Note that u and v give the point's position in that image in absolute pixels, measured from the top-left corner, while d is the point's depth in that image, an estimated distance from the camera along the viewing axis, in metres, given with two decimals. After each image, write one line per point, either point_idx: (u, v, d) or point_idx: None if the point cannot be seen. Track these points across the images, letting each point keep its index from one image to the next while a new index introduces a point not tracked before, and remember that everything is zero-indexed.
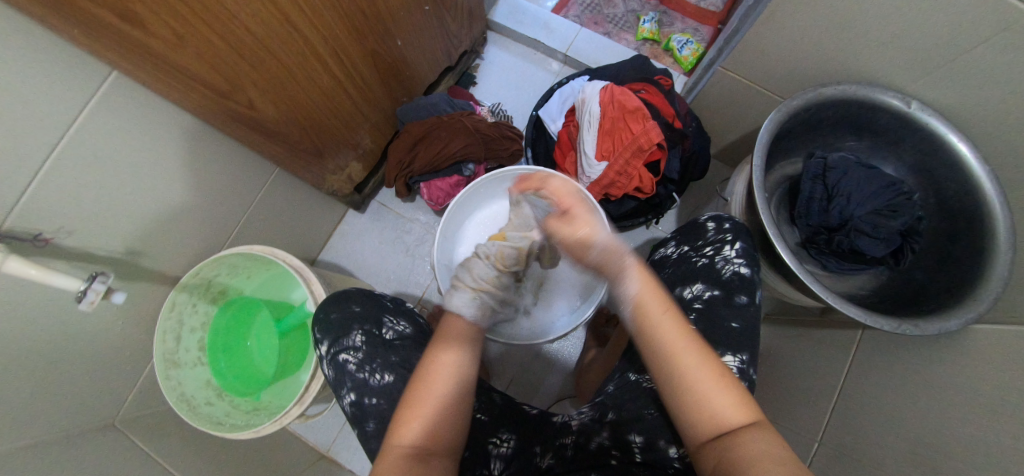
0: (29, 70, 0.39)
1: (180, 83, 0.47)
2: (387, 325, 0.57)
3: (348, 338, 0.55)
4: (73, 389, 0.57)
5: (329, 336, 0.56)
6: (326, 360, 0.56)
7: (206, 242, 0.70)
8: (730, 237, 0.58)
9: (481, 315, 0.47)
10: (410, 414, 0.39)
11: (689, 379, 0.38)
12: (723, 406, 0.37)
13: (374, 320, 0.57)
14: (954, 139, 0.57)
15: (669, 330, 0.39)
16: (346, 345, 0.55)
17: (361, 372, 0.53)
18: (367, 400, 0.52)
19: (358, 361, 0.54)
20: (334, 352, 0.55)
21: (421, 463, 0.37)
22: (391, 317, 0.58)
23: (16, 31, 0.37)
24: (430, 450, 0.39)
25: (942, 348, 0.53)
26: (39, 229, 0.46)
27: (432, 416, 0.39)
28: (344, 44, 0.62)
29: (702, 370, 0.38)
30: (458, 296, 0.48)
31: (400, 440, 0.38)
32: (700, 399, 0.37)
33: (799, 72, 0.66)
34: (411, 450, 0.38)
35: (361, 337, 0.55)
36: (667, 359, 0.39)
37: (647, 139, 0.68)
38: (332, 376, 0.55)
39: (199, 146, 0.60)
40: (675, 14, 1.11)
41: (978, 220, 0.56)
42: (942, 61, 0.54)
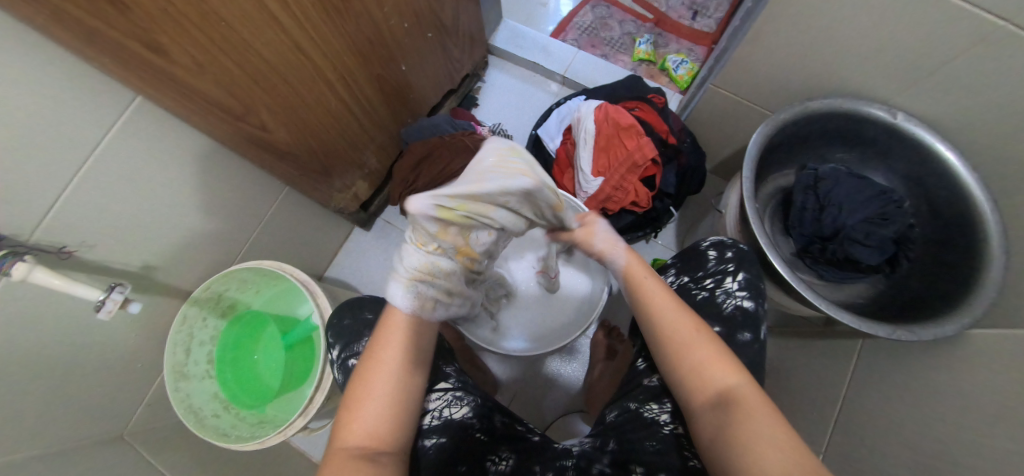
0: (62, 95, 0.43)
1: (199, 106, 0.50)
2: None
3: (360, 343, 0.56)
4: (85, 399, 0.59)
5: (342, 340, 0.58)
6: (335, 364, 0.57)
7: (217, 257, 0.73)
8: (733, 268, 0.58)
9: (420, 304, 0.45)
10: (357, 415, 0.40)
11: (685, 345, 0.44)
12: (716, 369, 0.42)
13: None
14: (940, 147, 0.59)
15: (667, 308, 0.47)
16: (358, 350, 0.56)
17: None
18: None
19: None
20: (345, 356, 0.56)
21: (371, 458, 0.37)
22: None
23: (54, 62, 0.40)
24: (380, 448, 0.39)
25: (941, 355, 0.53)
26: (62, 242, 0.49)
27: (375, 414, 0.40)
28: (352, 69, 0.66)
29: (697, 339, 0.44)
30: (394, 288, 0.45)
31: (348, 441, 0.38)
32: (695, 362, 0.43)
33: (787, 87, 0.68)
34: (358, 451, 0.38)
35: (370, 344, 0.56)
36: (668, 330, 0.46)
37: (641, 155, 0.71)
38: (342, 381, 0.55)
39: (214, 166, 0.63)
40: (670, 35, 1.15)
41: (970, 227, 0.57)
42: (924, 74, 0.56)
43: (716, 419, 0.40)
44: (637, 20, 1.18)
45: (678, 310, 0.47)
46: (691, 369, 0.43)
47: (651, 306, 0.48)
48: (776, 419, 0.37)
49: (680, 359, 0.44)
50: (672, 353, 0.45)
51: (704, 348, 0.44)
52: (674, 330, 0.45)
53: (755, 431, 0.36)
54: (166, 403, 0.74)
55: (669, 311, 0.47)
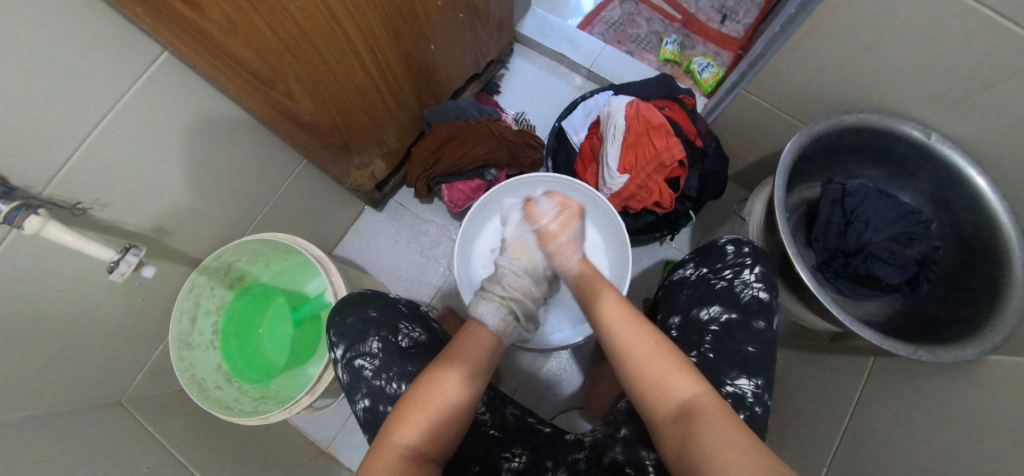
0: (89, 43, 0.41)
1: (228, 68, 0.48)
2: (403, 332, 0.57)
3: (365, 343, 0.55)
4: (87, 361, 0.57)
5: (345, 340, 0.55)
6: (338, 364, 0.56)
7: (229, 227, 0.71)
8: (750, 261, 0.59)
9: (504, 325, 0.50)
10: (406, 421, 0.41)
11: (639, 361, 0.41)
12: (674, 381, 0.40)
13: (389, 327, 0.56)
14: (972, 172, 0.58)
15: (619, 321, 0.45)
16: (363, 351, 0.54)
17: (377, 379, 0.53)
18: (381, 408, 0.52)
19: (374, 368, 0.53)
20: (350, 357, 0.55)
21: (417, 467, 0.39)
22: (406, 323, 0.58)
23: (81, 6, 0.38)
24: (426, 457, 0.41)
25: (954, 376, 0.53)
26: (76, 198, 0.47)
27: (429, 425, 0.41)
28: (381, 42, 0.64)
29: (651, 351, 0.41)
30: (483, 305, 0.51)
31: (400, 440, 0.40)
32: (652, 378, 0.40)
33: (821, 98, 0.68)
34: (410, 453, 0.40)
35: (377, 344, 0.55)
36: (621, 343, 0.43)
37: (669, 155, 0.70)
38: (347, 381, 0.54)
39: (235, 133, 0.61)
40: (697, 37, 1.13)
41: (994, 253, 0.57)
42: (963, 96, 0.56)
43: (681, 436, 0.37)
44: (665, 19, 1.16)
45: (628, 321, 0.45)
46: (650, 386, 0.40)
47: (606, 321, 0.46)
48: (742, 435, 0.35)
49: (638, 374, 0.41)
50: (627, 370, 0.42)
51: (658, 361, 0.41)
52: (629, 344, 0.43)
53: (719, 447, 0.35)
54: (167, 371, 0.72)
55: (619, 325, 0.45)
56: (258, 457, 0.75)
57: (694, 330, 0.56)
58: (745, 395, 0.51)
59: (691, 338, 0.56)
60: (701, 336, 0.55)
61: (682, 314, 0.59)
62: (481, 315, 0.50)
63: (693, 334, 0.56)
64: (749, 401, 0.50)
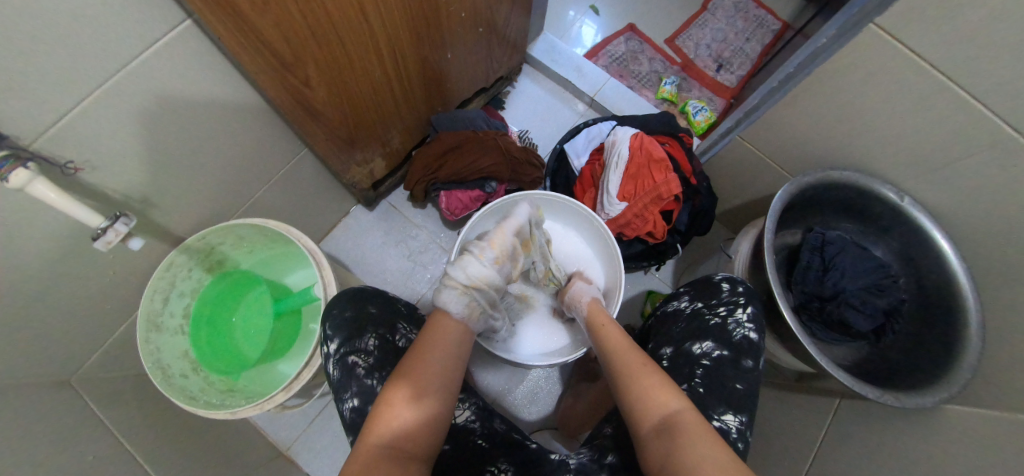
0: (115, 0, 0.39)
1: (255, 51, 0.46)
2: (400, 333, 0.59)
3: (361, 340, 0.56)
4: (40, 333, 0.53)
5: (340, 335, 0.56)
6: (332, 358, 0.56)
7: (216, 207, 0.68)
8: (743, 301, 0.62)
9: (468, 312, 0.50)
10: (387, 420, 0.42)
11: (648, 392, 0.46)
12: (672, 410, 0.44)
13: (388, 326, 0.58)
14: (937, 234, 0.64)
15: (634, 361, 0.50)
16: (358, 347, 0.55)
17: (370, 378, 0.54)
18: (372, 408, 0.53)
19: (367, 366, 0.55)
20: (344, 352, 0.55)
21: (395, 462, 0.40)
22: (404, 324, 0.60)
23: None
24: (406, 452, 0.41)
25: (913, 423, 0.56)
26: (69, 158, 0.45)
27: (407, 422, 0.42)
28: (402, 42, 0.64)
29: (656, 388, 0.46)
30: (449, 291, 0.50)
31: (374, 440, 0.41)
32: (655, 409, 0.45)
33: (810, 152, 0.73)
34: (385, 451, 0.40)
35: (373, 342, 0.56)
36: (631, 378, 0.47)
37: (667, 189, 0.73)
38: (337, 377, 0.55)
39: (243, 113, 0.60)
40: (694, 82, 1.20)
41: (952, 309, 0.62)
42: (935, 164, 0.61)
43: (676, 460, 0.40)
44: (666, 60, 1.22)
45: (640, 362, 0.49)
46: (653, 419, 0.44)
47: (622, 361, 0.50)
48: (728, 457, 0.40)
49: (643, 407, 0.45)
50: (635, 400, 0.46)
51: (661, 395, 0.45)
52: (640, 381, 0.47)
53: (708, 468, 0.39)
54: (125, 354, 0.67)
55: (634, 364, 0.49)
56: (213, 456, 0.70)
57: (685, 362, 0.59)
58: (729, 431, 0.53)
59: (683, 369, 0.58)
60: (693, 369, 0.58)
61: (675, 346, 0.61)
62: (446, 298, 0.49)
63: (684, 366, 0.58)
64: (733, 436, 0.53)
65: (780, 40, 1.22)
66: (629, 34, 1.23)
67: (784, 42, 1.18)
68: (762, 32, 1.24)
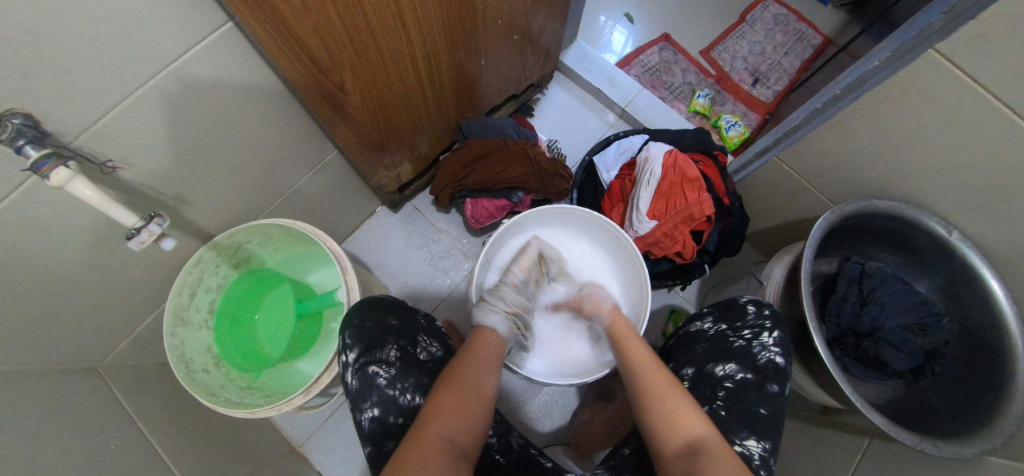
0: None
1: (293, 56, 0.46)
2: (422, 345, 0.58)
3: (382, 350, 0.56)
4: (73, 323, 0.54)
5: (360, 344, 0.56)
6: (350, 368, 0.56)
7: (247, 205, 0.69)
8: (770, 324, 0.59)
9: (508, 333, 0.55)
10: (442, 414, 0.43)
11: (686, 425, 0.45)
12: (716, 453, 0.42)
13: (409, 338, 0.58)
14: (987, 274, 0.60)
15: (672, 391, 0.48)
16: (379, 358, 0.55)
17: (391, 389, 0.54)
18: (392, 418, 0.53)
19: (389, 376, 0.54)
20: (364, 362, 0.55)
21: (448, 453, 0.41)
22: (424, 337, 0.60)
23: None
24: (457, 448, 0.42)
25: (952, 474, 0.53)
26: (108, 156, 0.45)
27: (461, 417, 0.44)
28: (436, 48, 0.63)
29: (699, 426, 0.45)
30: (494, 318, 0.55)
31: (432, 428, 0.42)
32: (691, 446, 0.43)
33: (854, 178, 0.70)
34: (441, 441, 0.41)
35: (395, 353, 0.56)
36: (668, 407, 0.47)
37: (699, 209, 0.71)
38: (356, 387, 0.55)
39: (278, 116, 0.60)
40: (728, 95, 1.17)
41: (1000, 355, 0.58)
42: (991, 201, 0.58)
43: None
44: (700, 72, 1.19)
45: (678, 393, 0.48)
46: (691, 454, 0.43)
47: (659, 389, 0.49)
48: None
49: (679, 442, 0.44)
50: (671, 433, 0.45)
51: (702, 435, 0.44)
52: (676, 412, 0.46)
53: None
54: (151, 344, 0.69)
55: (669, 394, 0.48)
56: (230, 450, 0.71)
57: (706, 384, 0.56)
58: (752, 457, 0.51)
59: (704, 391, 0.56)
60: (714, 391, 0.55)
61: (697, 366, 0.59)
62: (492, 325, 0.55)
63: (705, 388, 0.56)
64: (755, 463, 0.51)
65: (822, 55, 1.17)
66: (663, 43, 1.21)
67: (826, 58, 1.14)
68: (802, 47, 1.19)
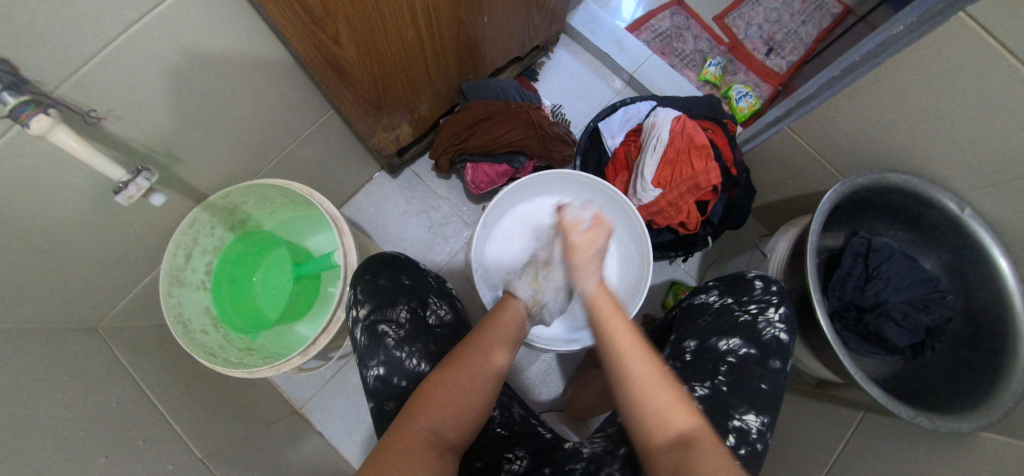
0: None
1: (285, 2, 0.43)
2: (431, 308, 0.58)
3: (393, 310, 0.56)
4: (70, 281, 0.53)
5: (373, 301, 0.56)
6: (360, 324, 0.56)
7: (240, 166, 0.67)
8: (776, 300, 0.58)
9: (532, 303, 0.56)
10: (427, 405, 0.42)
11: (644, 385, 0.41)
12: (675, 415, 0.41)
13: (420, 300, 0.58)
14: (997, 252, 0.59)
15: (631, 344, 0.42)
16: (389, 317, 0.55)
17: (399, 351, 0.53)
18: (397, 381, 0.52)
19: (397, 338, 0.54)
20: (374, 320, 0.55)
21: (439, 451, 0.40)
22: (434, 299, 0.60)
23: None
24: (448, 442, 0.42)
25: (942, 446, 0.54)
26: (91, 106, 0.43)
27: (449, 407, 0.43)
28: (438, 2, 0.60)
29: (660, 386, 0.41)
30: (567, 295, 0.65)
31: (421, 426, 0.41)
32: (654, 408, 0.40)
33: (868, 152, 0.68)
34: (431, 437, 0.41)
35: (405, 314, 0.56)
36: (635, 377, 0.41)
37: (706, 179, 0.69)
38: (365, 344, 0.54)
39: (272, 70, 0.57)
40: (740, 65, 1.12)
41: (1001, 333, 0.58)
42: (1008, 177, 0.56)
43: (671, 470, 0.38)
44: (712, 39, 1.14)
45: (640, 350, 0.42)
46: (654, 414, 0.40)
47: (612, 347, 0.43)
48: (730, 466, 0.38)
49: (645, 408, 0.40)
50: (629, 394, 0.41)
51: (665, 395, 0.41)
52: (637, 370, 0.41)
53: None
54: (150, 304, 0.68)
55: (630, 351, 0.42)
56: (231, 410, 0.72)
57: (708, 358, 0.56)
58: (750, 431, 0.51)
59: (705, 365, 0.55)
60: (716, 365, 0.55)
61: (699, 339, 0.58)
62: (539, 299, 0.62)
63: (707, 361, 0.55)
64: (753, 437, 0.51)
65: (840, 25, 1.12)
66: (676, 8, 1.15)
67: (844, 27, 1.08)
68: (821, 15, 1.13)
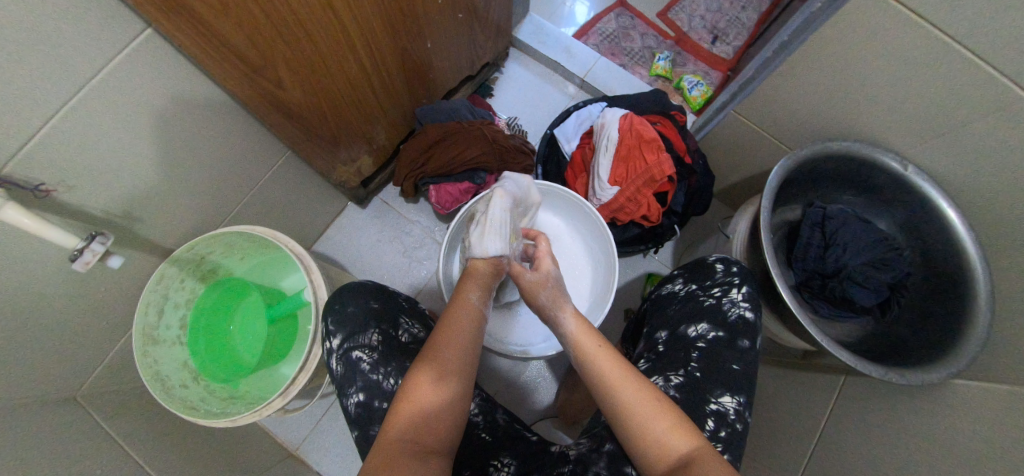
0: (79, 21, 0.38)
1: (217, 52, 0.44)
2: (403, 327, 0.59)
3: (365, 335, 0.56)
4: (42, 354, 0.53)
5: (344, 329, 0.56)
6: (335, 354, 0.56)
7: (204, 217, 0.68)
8: (738, 280, 0.59)
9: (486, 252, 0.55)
10: (404, 419, 0.41)
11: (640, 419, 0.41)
12: (674, 439, 0.40)
13: (390, 321, 0.58)
14: (943, 204, 0.61)
15: (618, 372, 0.44)
16: (362, 342, 0.55)
17: (375, 373, 0.54)
18: (377, 403, 0.52)
19: (372, 361, 0.54)
20: (348, 347, 0.55)
21: (417, 459, 0.39)
22: (406, 319, 0.60)
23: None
24: (427, 450, 0.40)
25: (920, 399, 0.55)
26: (39, 179, 0.43)
27: (428, 420, 0.42)
28: (377, 36, 0.62)
29: (654, 406, 0.42)
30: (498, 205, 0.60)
31: (396, 439, 0.40)
32: (652, 433, 0.41)
33: (809, 125, 0.71)
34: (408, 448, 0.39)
35: (377, 337, 0.56)
36: (625, 406, 0.42)
37: (660, 170, 0.71)
38: (341, 373, 0.55)
39: (222, 119, 0.58)
40: (688, 56, 1.15)
41: (958, 281, 0.60)
42: (940, 130, 0.58)
43: None
44: (658, 35, 1.18)
45: (629, 377, 0.44)
46: (653, 439, 0.40)
47: (601, 377, 0.44)
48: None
49: (638, 431, 0.41)
50: (623, 421, 0.42)
51: (660, 418, 0.41)
52: (626, 402, 0.42)
53: None
54: (128, 366, 0.68)
55: (619, 380, 0.43)
56: (222, 462, 0.72)
57: (680, 346, 0.56)
58: (727, 412, 0.51)
59: (678, 353, 0.56)
60: (688, 352, 0.55)
61: (670, 329, 0.59)
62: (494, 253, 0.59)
63: (680, 350, 0.56)
64: (731, 418, 0.51)
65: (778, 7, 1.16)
66: (620, 10, 1.19)
67: (781, 8, 1.12)
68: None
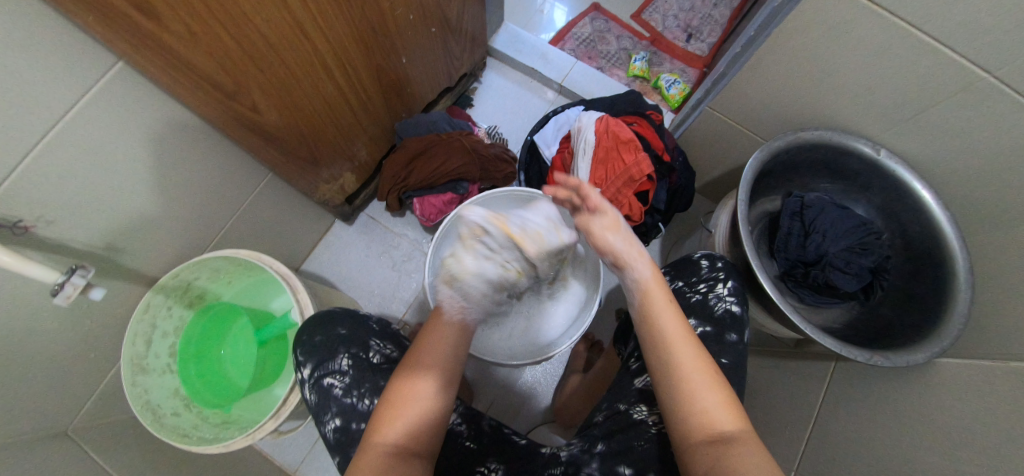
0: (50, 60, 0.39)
1: (188, 80, 0.45)
2: (374, 348, 0.58)
3: (334, 361, 0.56)
4: (29, 390, 0.53)
5: (313, 359, 0.57)
6: (306, 383, 0.57)
7: (189, 244, 0.69)
8: (723, 275, 0.60)
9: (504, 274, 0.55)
10: (388, 420, 0.42)
11: (690, 379, 0.41)
12: (720, 413, 0.39)
13: (360, 343, 0.58)
14: (918, 186, 0.62)
15: (679, 336, 0.43)
16: (332, 369, 0.56)
17: (349, 397, 0.54)
18: (354, 425, 0.53)
19: (344, 385, 0.55)
20: (318, 375, 0.56)
21: (399, 462, 0.40)
22: (377, 340, 0.59)
23: (47, 28, 0.37)
24: (410, 451, 0.42)
25: (906, 380, 0.56)
26: (18, 216, 0.44)
27: (414, 421, 0.43)
28: (350, 55, 0.62)
29: (705, 378, 0.41)
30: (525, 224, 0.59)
31: (382, 441, 0.41)
32: (701, 402, 0.40)
33: (782, 116, 0.72)
34: (392, 450, 0.41)
35: (347, 361, 0.56)
36: (684, 371, 0.41)
37: (638, 170, 0.72)
38: (315, 401, 0.55)
39: (200, 146, 0.59)
40: (664, 55, 1.17)
41: (938, 260, 0.61)
42: (908, 114, 0.60)
43: (710, 464, 0.36)
44: (633, 36, 1.19)
45: (688, 341, 0.43)
46: (699, 410, 0.39)
47: (662, 339, 0.43)
48: (775, 470, 0.35)
49: (686, 396, 0.40)
50: (674, 383, 0.41)
51: (711, 391, 0.40)
52: (681, 360, 0.42)
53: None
54: (119, 397, 0.68)
55: (679, 342, 0.43)
56: None
57: None
58: None
59: None
60: None
61: None
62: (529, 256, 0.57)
63: None
64: None
65: None
66: (594, 14, 1.21)
67: None
68: None
